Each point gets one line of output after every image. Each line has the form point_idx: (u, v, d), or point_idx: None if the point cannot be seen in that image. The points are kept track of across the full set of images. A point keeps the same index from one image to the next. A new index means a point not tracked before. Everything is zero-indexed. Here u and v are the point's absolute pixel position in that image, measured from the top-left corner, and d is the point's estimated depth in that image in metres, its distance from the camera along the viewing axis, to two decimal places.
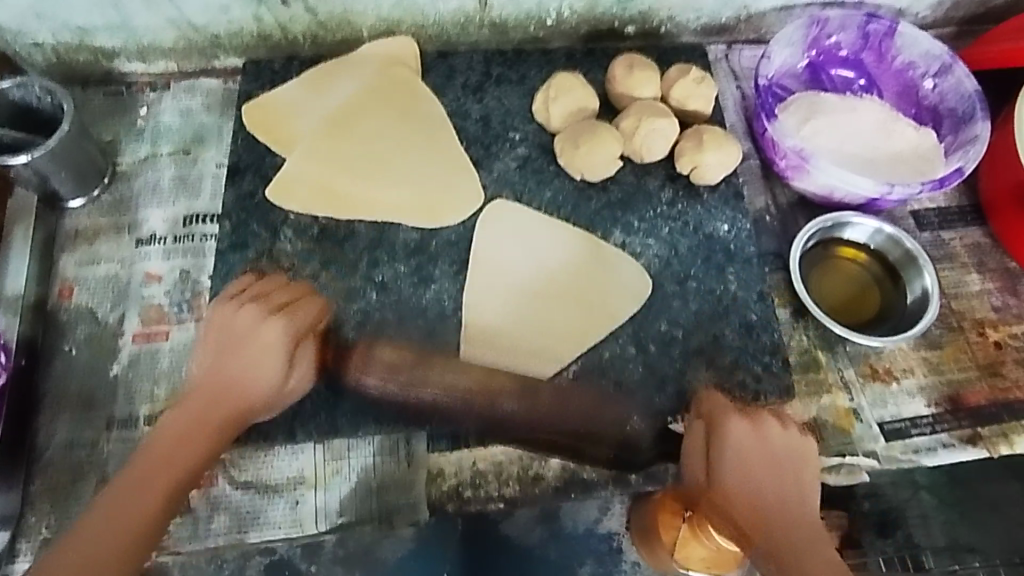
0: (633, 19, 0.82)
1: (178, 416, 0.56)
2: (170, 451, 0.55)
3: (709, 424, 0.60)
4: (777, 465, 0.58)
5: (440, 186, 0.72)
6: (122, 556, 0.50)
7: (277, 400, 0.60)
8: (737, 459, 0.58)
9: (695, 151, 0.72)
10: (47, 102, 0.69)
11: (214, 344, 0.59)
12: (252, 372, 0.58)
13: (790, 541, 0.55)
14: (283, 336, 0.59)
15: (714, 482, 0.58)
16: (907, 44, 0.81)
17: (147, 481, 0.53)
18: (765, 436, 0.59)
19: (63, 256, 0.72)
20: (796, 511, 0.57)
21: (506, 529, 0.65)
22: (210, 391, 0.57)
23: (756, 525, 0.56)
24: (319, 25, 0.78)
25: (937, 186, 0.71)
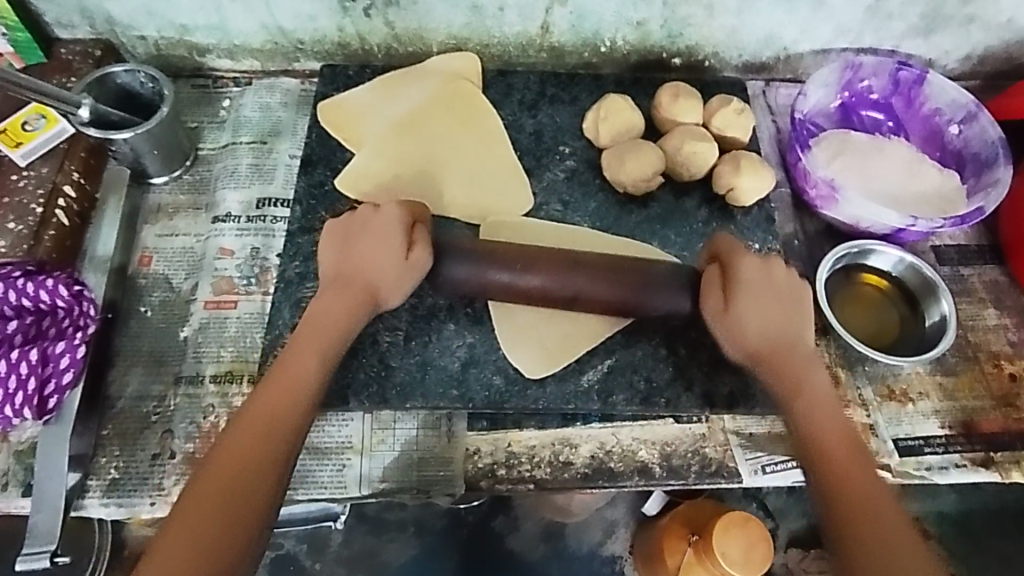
0: (680, 52, 0.89)
1: (318, 309, 0.63)
2: (326, 318, 0.62)
3: (723, 267, 0.67)
4: (776, 291, 0.65)
5: (493, 189, 0.78)
6: (281, 428, 0.57)
7: (397, 282, 0.64)
8: (745, 284, 0.65)
9: (732, 174, 0.77)
10: (150, 88, 0.77)
11: (336, 248, 0.66)
12: (375, 257, 0.64)
13: (786, 368, 0.63)
14: (397, 219, 0.65)
15: (733, 317, 0.64)
16: (935, 92, 0.87)
17: (305, 346, 0.61)
18: (772, 274, 0.66)
19: (145, 227, 0.78)
20: (796, 343, 0.64)
21: (513, 542, 0.93)
22: (338, 272, 0.65)
23: (771, 356, 0.64)
24: (394, 38, 0.85)
25: (958, 223, 0.76)
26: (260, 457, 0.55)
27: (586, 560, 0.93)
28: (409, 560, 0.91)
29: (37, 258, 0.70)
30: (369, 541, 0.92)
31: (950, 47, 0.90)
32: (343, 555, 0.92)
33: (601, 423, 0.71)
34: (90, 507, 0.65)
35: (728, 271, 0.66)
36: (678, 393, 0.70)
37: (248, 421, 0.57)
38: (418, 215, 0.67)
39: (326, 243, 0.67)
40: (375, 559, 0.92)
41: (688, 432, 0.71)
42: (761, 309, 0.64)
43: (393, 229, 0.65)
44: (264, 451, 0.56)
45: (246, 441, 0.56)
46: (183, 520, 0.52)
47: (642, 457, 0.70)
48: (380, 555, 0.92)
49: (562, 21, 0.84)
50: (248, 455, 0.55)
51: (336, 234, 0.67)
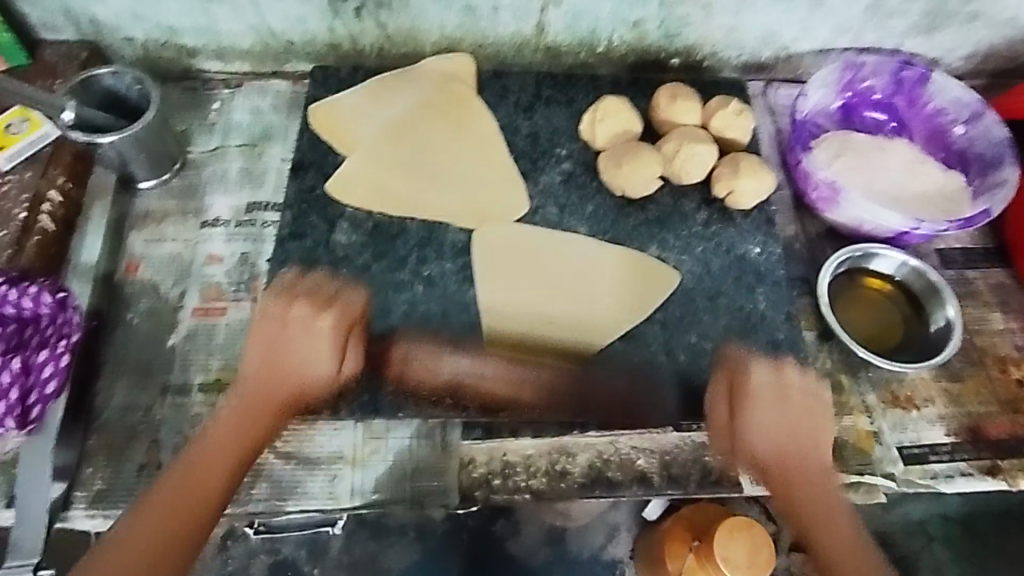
0: (678, 52, 0.87)
1: (231, 409, 0.61)
2: (237, 416, 0.60)
3: (731, 377, 0.64)
4: (789, 408, 0.63)
5: (487, 193, 0.76)
6: (228, 465, 0.58)
7: (330, 387, 0.63)
8: (762, 405, 0.63)
9: (731, 177, 0.76)
10: (137, 90, 0.76)
11: (260, 347, 0.62)
12: (309, 363, 0.62)
13: (801, 460, 0.63)
14: (334, 327, 0.63)
15: (739, 428, 0.62)
16: (938, 92, 0.85)
17: (224, 433, 0.60)
18: (787, 392, 0.64)
19: (132, 234, 0.77)
20: (805, 452, 0.63)
21: (514, 548, 0.92)
22: (258, 387, 0.62)
23: (783, 470, 0.62)
24: (386, 39, 0.83)
25: (964, 225, 0.74)
26: (182, 530, 0.55)
27: (587, 566, 0.91)
28: (407, 565, 0.90)
29: (20, 266, 0.69)
30: (370, 547, 0.90)
31: (953, 45, 0.88)
32: (342, 562, 0.90)
33: (598, 431, 0.69)
34: (75, 518, 0.63)
35: (734, 378, 0.64)
36: (677, 401, 0.68)
37: (178, 479, 0.57)
38: (354, 318, 0.64)
39: (259, 327, 0.63)
40: (375, 564, 0.90)
41: (687, 440, 0.70)
42: (772, 424, 0.62)
43: (329, 336, 0.62)
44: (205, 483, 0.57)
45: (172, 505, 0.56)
46: (127, 553, 0.53)
47: (640, 466, 0.69)
48: (379, 560, 0.90)
49: (557, 20, 0.83)
50: (167, 522, 0.55)
51: (260, 335, 0.62)
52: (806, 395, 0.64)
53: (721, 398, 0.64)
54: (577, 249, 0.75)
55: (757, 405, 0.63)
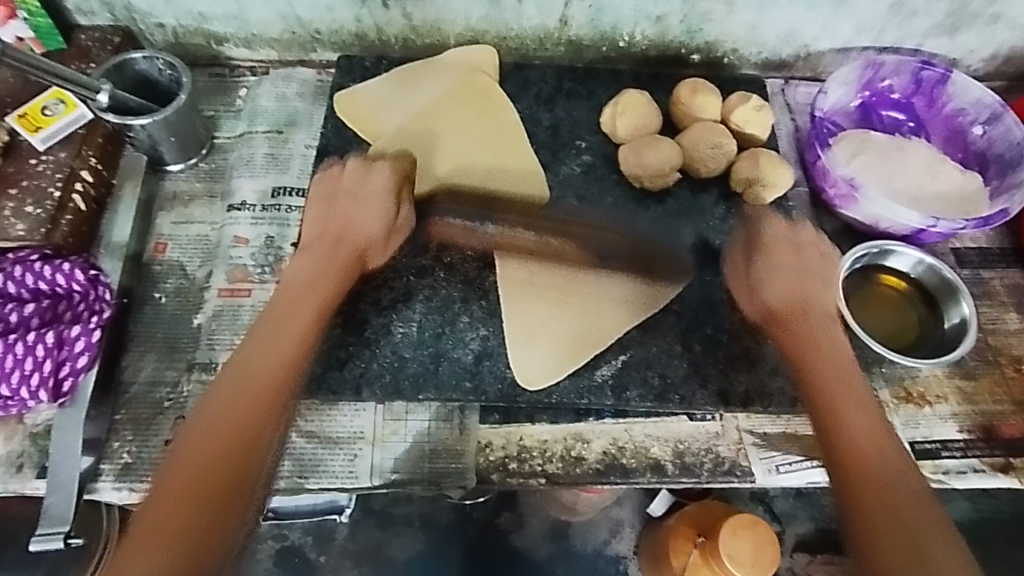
0: (699, 48, 0.88)
1: (301, 266, 0.68)
2: (309, 268, 0.67)
3: (747, 245, 0.73)
4: (799, 258, 0.70)
5: (508, 183, 0.77)
6: (270, 394, 0.58)
7: (387, 232, 0.71)
8: (769, 257, 0.70)
9: (750, 171, 0.77)
10: (167, 76, 0.77)
11: (321, 210, 0.71)
12: (366, 215, 0.70)
13: (812, 328, 0.66)
14: (389, 179, 0.72)
15: (751, 279, 0.70)
16: (958, 92, 0.85)
17: (290, 302, 0.65)
18: (802, 256, 0.70)
19: (161, 215, 0.79)
20: (814, 305, 0.68)
21: (518, 541, 0.93)
22: (325, 236, 0.70)
23: (791, 310, 0.67)
24: (411, 29, 0.85)
25: (981, 224, 0.75)
26: (257, 410, 0.57)
27: (592, 559, 0.92)
28: (412, 556, 0.92)
29: (54, 243, 0.70)
30: (376, 536, 0.92)
31: (975, 46, 0.89)
32: (348, 549, 0.92)
33: (614, 419, 0.70)
34: (103, 489, 0.64)
35: (751, 233, 0.73)
36: (693, 391, 0.69)
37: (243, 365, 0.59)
38: (405, 177, 0.74)
39: (316, 203, 0.72)
40: (380, 553, 0.92)
41: (702, 430, 0.71)
42: (782, 276, 0.69)
43: (384, 187, 0.71)
44: (250, 417, 0.56)
45: (243, 385, 0.58)
46: (202, 434, 0.55)
47: (654, 454, 0.70)
48: (385, 549, 0.92)
49: (580, 14, 0.84)
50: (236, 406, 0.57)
51: (319, 202, 0.72)
52: (823, 276, 0.70)
53: (741, 286, 0.71)
54: (590, 237, 0.76)
55: (767, 261, 0.70)
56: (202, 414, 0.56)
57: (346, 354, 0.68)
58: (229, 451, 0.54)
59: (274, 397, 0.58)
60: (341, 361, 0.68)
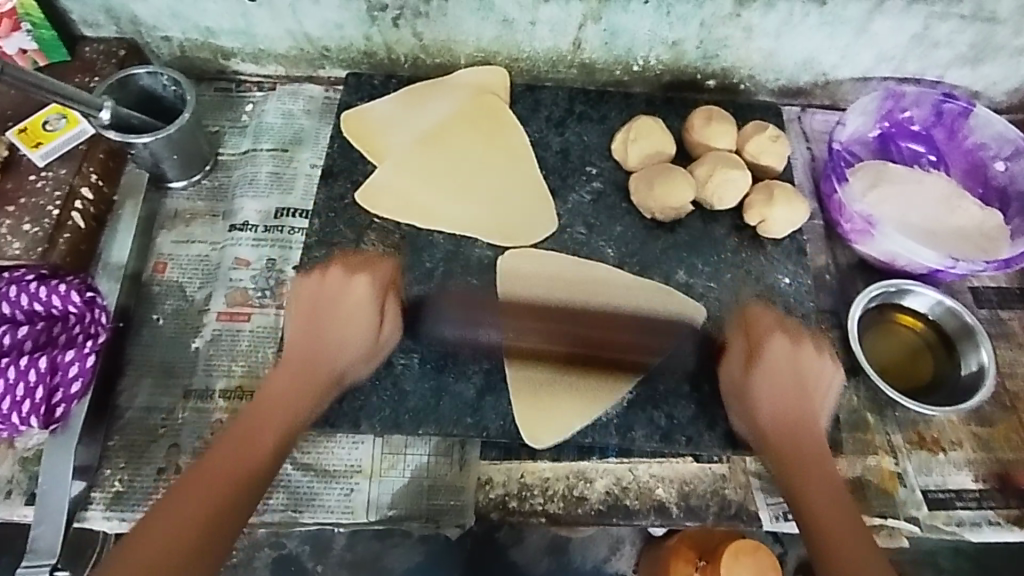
0: (715, 74, 0.86)
1: (280, 381, 0.61)
2: (285, 387, 0.61)
3: (747, 337, 0.68)
4: (797, 376, 0.65)
5: (517, 210, 0.76)
6: (256, 472, 0.55)
7: (369, 356, 0.66)
8: (770, 372, 0.65)
9: (764, 205, 0.75)
10: (172, 92, 0.76)
11: (302, 318, 0.64)
12: (342, 339, 0.64)
13: (799, 444, 0.62)
14: (370, 291, 0.66)
15: (744, 386, 0.65)
16: (981, 126, 0.83)
17: (271, 409, 0.59)
18: (800, 361, 0.66)
19: (161, 233, 0.77)
20: (807, 421, 0.63)
21: (515, 555, 0.78)
22: (306, 356, 0.63)
23: (784, 443, 0.62)
24: (421, 48, 0.83)
25: (1002, 266, 0.73)
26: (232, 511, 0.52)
27: None
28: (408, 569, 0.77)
29: (51, 262, 0.69)
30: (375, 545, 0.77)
31: (998, 78, 0.86)
32: (346, 560, 0.77)
33: (618, 458, 0.68)
34: (94, 519, 0.63)
35: (753, 338, 0.68)
36: (701, 432, 0.67)
37: (221, 456, 0.54)
38: (388, 284, 0.68)
39: (295, 318, 0.65)
40: (378, 565, 0.77)
41: (708, 471, 0.69)
42: (775, 370, 0.65)
43: (365, 299, 0.65)
44: (230, 497, 0.52)
45: (219, 475, 0.53)
46: (177, 516, 0.50)
47: (658, 495, 0.68)
48: (383, 560, 0.77)
49: (594, 38, 0.82)
50: (214, 497, 0.52)
51: (301, 306, 0.65)
52: (813, 412, 0.64)
53: (734, 372, 0.66)
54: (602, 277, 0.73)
55: (773, 354, 0.66)
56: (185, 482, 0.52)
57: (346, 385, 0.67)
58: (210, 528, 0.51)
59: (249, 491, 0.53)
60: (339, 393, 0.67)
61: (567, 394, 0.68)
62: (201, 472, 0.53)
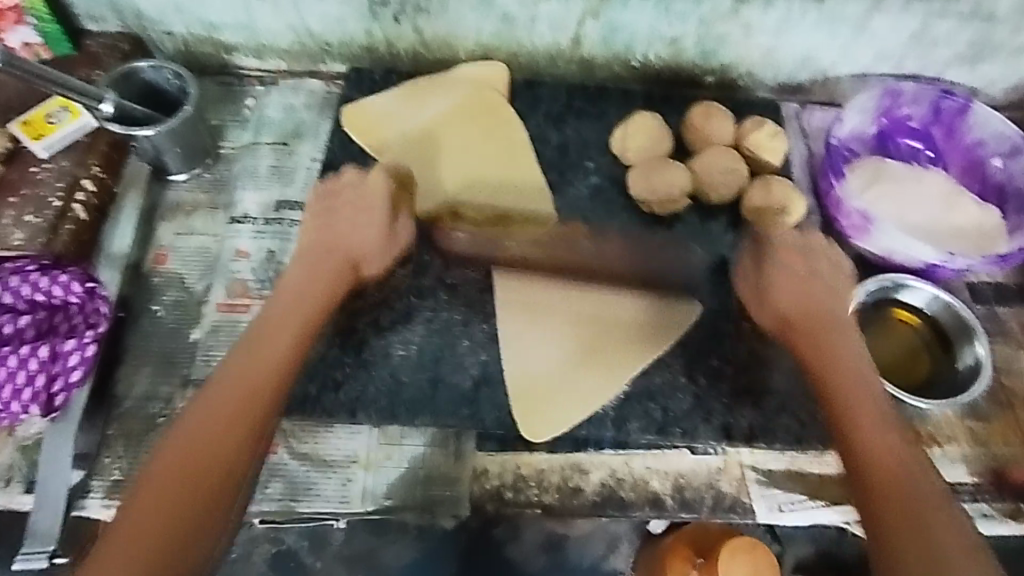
0: (714, 70, 0.86)
1: (296, 278, 0.64)
2: (303, 281, 0.64)
3: (752, 280, 0.70)
4: (807, 278, 0.67)
5: (516, 205, 0.76)
6: (260, 396, 0.55)
7: (383, 251, 0.69)
8: (781, 261, 0.69)
9: (762, 201, 0.75)
10: (175, 85, 0.77)
11: (321, 215, 0.68)
12: (356, 228, 0.67)
13: (824, 329, 0.64)
14: (385, 203, 0.69)
15: (761, 292, 0.68)
16: (979, 123, 0.83)
17: (291, 304, 0.62)
18: (808, 260, 0.69)
19: (162, 224, 0.77)
20: (830, 314, 0.65)
21: (512, 550, 0.70)
22: (324, 242, 0.67)
23: (803, 323, 0.65)
24: (422, 44, 0.84)
25: (997, 262, 0.73)
26: (247, 419, 0.54)
27: None
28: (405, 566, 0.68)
29: (53, 252, 0.70)
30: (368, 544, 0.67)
31: (997, 77, 0.86)
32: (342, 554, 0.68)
33: (613, 450, 0.69)
34: (92, 507, 0.63)
35: (760, 280, 0.69)
36: (695, 425, 0.67)
37: (239, 369, 0.56)
38: (400, 199, 0.71)
39: (311, 222, 0.68)
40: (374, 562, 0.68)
41: (703, 464, 0.69)
42: (788, 277, 0.67)
43: (378, 211, 0.68)
44: (243, 409, 0.54)
45: (239, 392, 0.55)
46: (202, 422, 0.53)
47: (653, 487, 0.68)
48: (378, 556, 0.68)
49: (594, 34, 0.82)
50: (229, 412, 0.54)
51: (314, 229, 0.68)
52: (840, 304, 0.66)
53: (756, 303, 0.69)
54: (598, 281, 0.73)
55: (778, 280, 0.68)
56: (195, 407, 0.54)
57: (343, 376, 0.67)
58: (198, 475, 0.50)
59: (260, 403, 0.55)
60: (337, 384, 0.67)
61: (564, 397, 0.67)
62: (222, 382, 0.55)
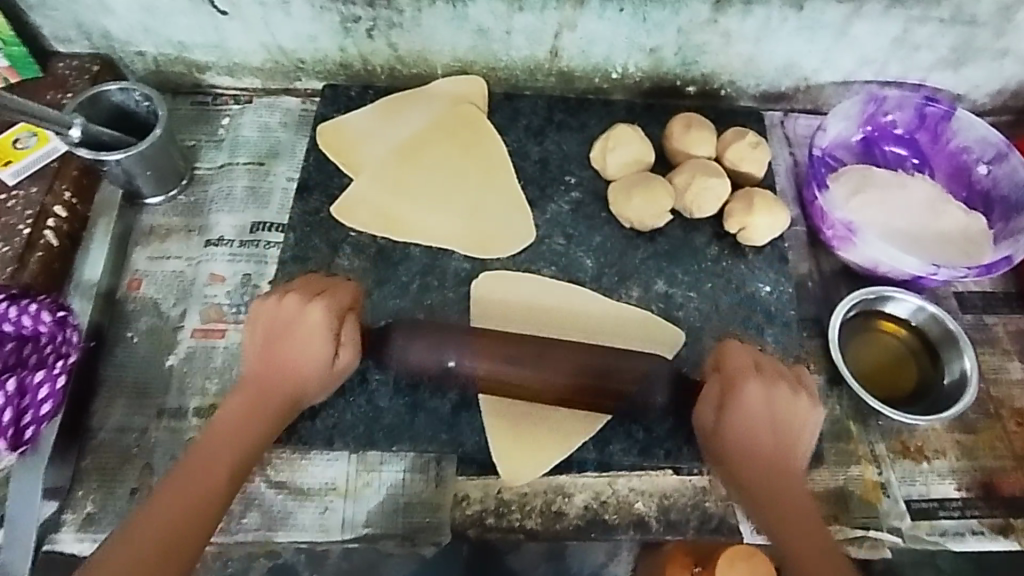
0: (695, 80, 0.85)
1: (229, 405, 0.57)
2: (238, 409, 0.57)
3: (733, 365, 0.59)
4: (783, 415, 0.57)
5: (494, 221, 0.75)
6: (211, 509, 0.51)
7: (326, 375, 0.60)
8: (762, 392, 0.57)
9: (744, 213, 0.74)
10: (145, 107, 0.75)
11: (258, 333, 0.60)
12: (304, 350, 0.58)
13: (783, 479, 0.56)
14: (326, 311, 0.59)
15: (725, 418, 0.57)
16: (964, 129, 0.82)
17: (233, 428, 0.56)
18: (793, 390, 0.58)
19: (136, 249, 0.76)
20: (793, 464, 0.56)
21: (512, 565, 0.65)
22: (257, 372, 0.59)
23: (765, 468, 0.56)
24: (397, 59, 0.82)
25: (983, 271, 0.72)
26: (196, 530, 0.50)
27: None
28: None
29: (22, 282, 0.69)
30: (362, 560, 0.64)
31: (980, 81, 0.86)
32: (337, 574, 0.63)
33: (597, 471, 0.67)
34: (65, 541, 0.62)
35: (741, 362, 0.59)
36: (678, 446, 0.66)
37: (187, 481, 0.52)
38: (344, 298, 0.61)
39: (246, 331, 0.60)
40: None
41: (688, 484, 0.68)
42: (761, 408, 0.57)
43: (319, 324, 0.59)
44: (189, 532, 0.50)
45: (187, 506, 0.51)
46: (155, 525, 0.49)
47: (638, 510, 0.67)
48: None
49: (571, 46, 0.81)
50: (176, 520, 0.50)
51: (255, 326, 0.60)
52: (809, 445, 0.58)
53: (714, 390, 0.59)
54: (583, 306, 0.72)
55: (762, 408, 0.56)
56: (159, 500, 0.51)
57: (320, 403, 0.66)
58: (171, 549, 0.49)
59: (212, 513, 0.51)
60: (313, 411, 0.66)
61: (543, 432, 0.66)
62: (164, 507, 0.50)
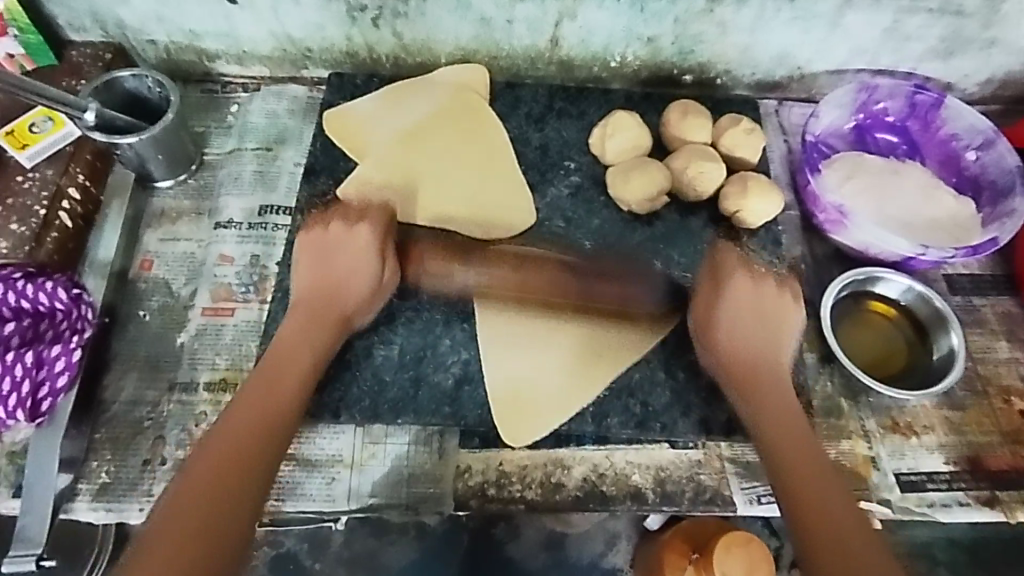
0: (691, 69, 0.87)
1: (293, 327, 0.66)
2: (298, 332, 0.66)
3: (713, 287, 0.70)
4: (763, 317, 0.68)
5: (496, 204, 0.77)
6: (274, 423, 0.59)
7: (373, 297, 0.69)
8: (732, 297, 0.69)
9: (739, 196, 0.76)
10: (157, 93, 0.77)
11: (316, 262, 0.70)
12: (356, 270, 0.68)
13: (764, 386, 0.65)
14: (370, 237, 0.70)
15: (710, 316, 0.69)
16: (953, 117, 0.84)
17: (293, 352, 0.64)
18: (764, 294, 0.69)
19: (147, 231, 0.79)
20: (774, 365, 0.67)
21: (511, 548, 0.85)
22: (313, 295, 0.68)
23: (743, 371, 0.66)
24: (401, 48, 0.85)
25: (971, 253, 0.74)
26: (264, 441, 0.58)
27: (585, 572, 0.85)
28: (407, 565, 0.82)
29: (37, 261, 0.71)
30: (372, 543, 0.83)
31: (970, 71, 0.88)
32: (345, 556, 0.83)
33: (595, 445, 0.70)
34: (79, 510, 0.65)
35: (720, 273, 0.70)
36: (675, 420, 0.69)
37: (252, 400, 0.60)
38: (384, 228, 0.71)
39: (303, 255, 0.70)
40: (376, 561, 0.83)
41: (684, 458, 0.70)
42: (741, 310, 0.68)
43: (364, 247, 0.69)
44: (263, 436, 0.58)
45: (253, 419, 0.58)
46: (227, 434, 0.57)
47: (634, 482, 0.69)
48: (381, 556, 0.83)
49: (571, 35, 0.83)
50: (246, 426, 0.58)
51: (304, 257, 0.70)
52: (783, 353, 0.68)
53: (718, 316, 0.68)
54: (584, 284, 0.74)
55: (739, 324, 0.68)
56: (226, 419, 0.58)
57: (327, 377, 0.68)
58: (231, 478, 0.54)
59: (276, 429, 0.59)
60: (321, 385, 0.68)
61: (541, 403, 0.68)
62: (237, 415, 0.58)
